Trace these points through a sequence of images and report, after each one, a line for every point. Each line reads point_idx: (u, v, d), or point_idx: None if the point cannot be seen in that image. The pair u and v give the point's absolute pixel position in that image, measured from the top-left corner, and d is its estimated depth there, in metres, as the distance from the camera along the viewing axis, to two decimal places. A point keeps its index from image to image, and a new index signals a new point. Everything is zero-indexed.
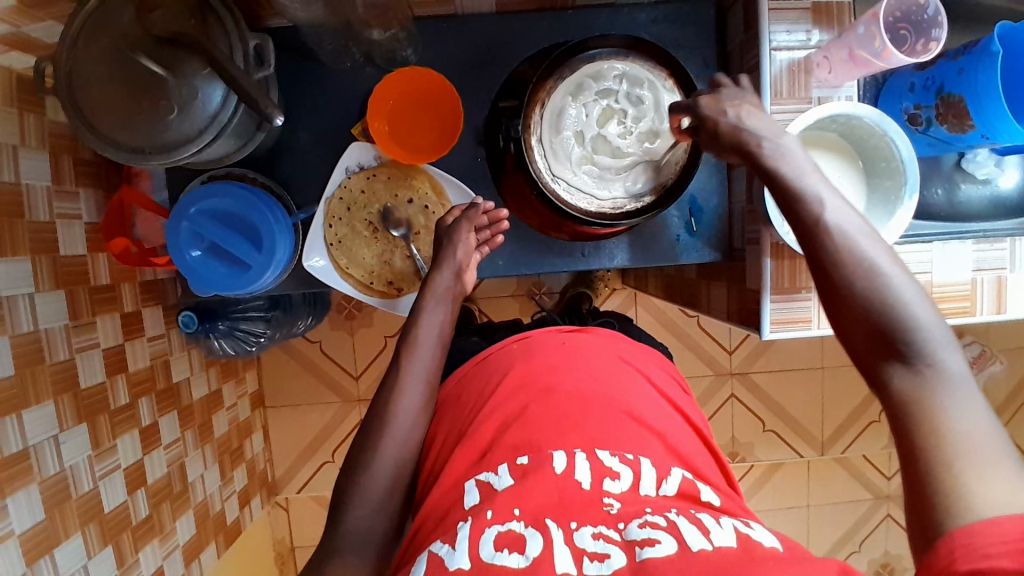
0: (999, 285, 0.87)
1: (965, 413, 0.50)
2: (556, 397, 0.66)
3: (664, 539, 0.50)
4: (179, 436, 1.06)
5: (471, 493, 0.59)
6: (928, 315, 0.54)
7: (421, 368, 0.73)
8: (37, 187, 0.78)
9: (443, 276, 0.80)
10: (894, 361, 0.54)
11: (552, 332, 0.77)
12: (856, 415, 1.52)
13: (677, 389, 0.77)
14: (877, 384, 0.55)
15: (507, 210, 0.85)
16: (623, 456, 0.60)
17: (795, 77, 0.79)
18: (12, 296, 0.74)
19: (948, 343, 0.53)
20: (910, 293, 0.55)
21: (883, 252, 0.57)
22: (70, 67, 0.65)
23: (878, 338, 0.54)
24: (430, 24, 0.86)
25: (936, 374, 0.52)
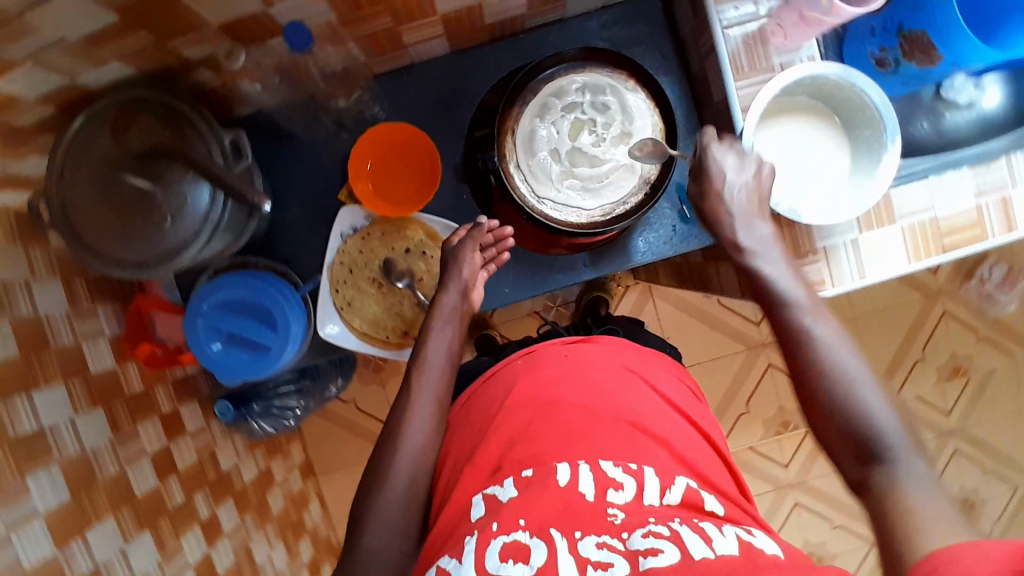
0: (1006, 207, 0.84)
1: (935, 500, 0.53)
2: (558, 411, 0.67)
3: (667, 548, 0.49)
4: (239, 521, 1.08)
5: (478, 507, 0.60)
6: (892, 423, 0.59)
7: (430, 386, 0.75)
8: (57, 315, 0.81)
9: (449, 296, 0.82)
10: (866, 461, 0.59)
11: (557, 344, 0.77)
12: (899, 359, 1.48)
13: (684, 395, 0.76)
14: (856, 483, 0.60)
15: (512, 228, 0.85)
16: (627, 466, 0.61)
17: (752, 50, 0.79)
18: (54, 425, 0.77)
19: (913, 452, 0.58)
20: (879, 403, 0.61)
21: (855, 359, 0.64)
22: (63, 200, 0.67)
23: (855, 439, 0.60)
24: (392, 79, 0.89)
25: (900, 474, 0.56)
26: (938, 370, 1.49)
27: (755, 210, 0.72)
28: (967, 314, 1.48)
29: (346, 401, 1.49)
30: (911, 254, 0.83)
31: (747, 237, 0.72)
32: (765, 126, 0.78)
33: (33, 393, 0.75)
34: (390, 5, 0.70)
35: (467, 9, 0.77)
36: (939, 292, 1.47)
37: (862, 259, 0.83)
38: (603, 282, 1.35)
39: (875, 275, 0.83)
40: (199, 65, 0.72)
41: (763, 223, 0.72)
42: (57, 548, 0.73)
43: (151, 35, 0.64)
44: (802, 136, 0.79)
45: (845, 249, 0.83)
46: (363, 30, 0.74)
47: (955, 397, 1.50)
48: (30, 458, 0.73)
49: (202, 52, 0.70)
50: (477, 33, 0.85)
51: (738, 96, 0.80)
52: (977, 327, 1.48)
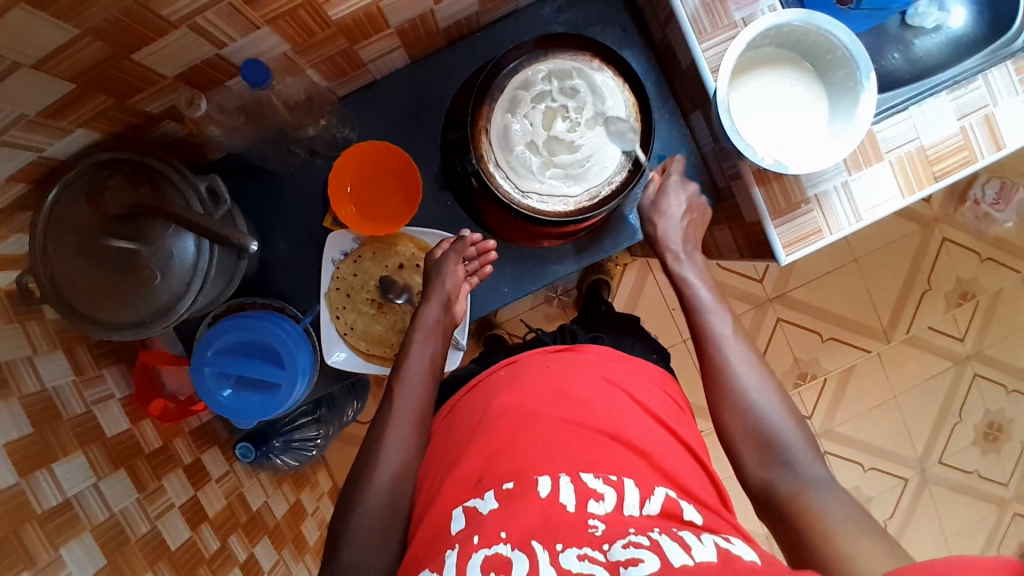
0: (990, 124, 0.83)
1: (841, 513, 0.61)
2: (538, 421, 0.68)
3: (648, 557, 0.50)
4: (277, 558, 1.08)
5: (458, 519, 0.60)
6: (793, 434, 0.69)
7: (410, 401, 0.75)
8: (64, 385, 0.81)
9: (432, 308, 0.82)
10: (777, 469, 0.67)
11: (539, 353, 0.78)
12: (906, 293, 1.48)
13: (668, 405, 0.76)
14: (758, 482, 0.68)
15: (495, 240, 0.86)
16: (607, 477, 0.61)
17: (711, 9, 0.78)
18: (79, 493, 0.77)
19: (811, 456, 0.67)
20: (780, 414, 0.70)
21: (768, 381, 0.72)
22: (51, 275, 0.66)
23: (767, 447, 0.68)
24: (357, 98, 0.88)
25: (804, 480, 0.65)
26: (946, 298, 1.48)
27: (687, 246, 0.82)
28: (966, 237, 1.48)
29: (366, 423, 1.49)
30: (903, 189, 0.82)
31: (682, 267, 0.81)
32: (735, 85, 0.77)
33: (53, 465, 0.75)
34: (341, 26, 0.69)
35: (420, 17, 0.76)
36: (935, 220, 1.47)
37: (855, 201, 0.82)
38: (601, 264, 1.34)
39: (870, 216, 0.82)
40: (162, 117, 0.72)
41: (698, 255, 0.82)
42: None
43: (110, 97, 0.63)
44: (772, 89, 0.78)
45: (837, 194, 0.82)
46: (319, 54, 0.73)
47: (967, 322, 1.49)
48: (60, 530, 0.73)
49: (163, 104, 0.69)
50: (434, 39, 0.84)
51: (705, 59, 0.79)
52: (978, 249, 1.48)
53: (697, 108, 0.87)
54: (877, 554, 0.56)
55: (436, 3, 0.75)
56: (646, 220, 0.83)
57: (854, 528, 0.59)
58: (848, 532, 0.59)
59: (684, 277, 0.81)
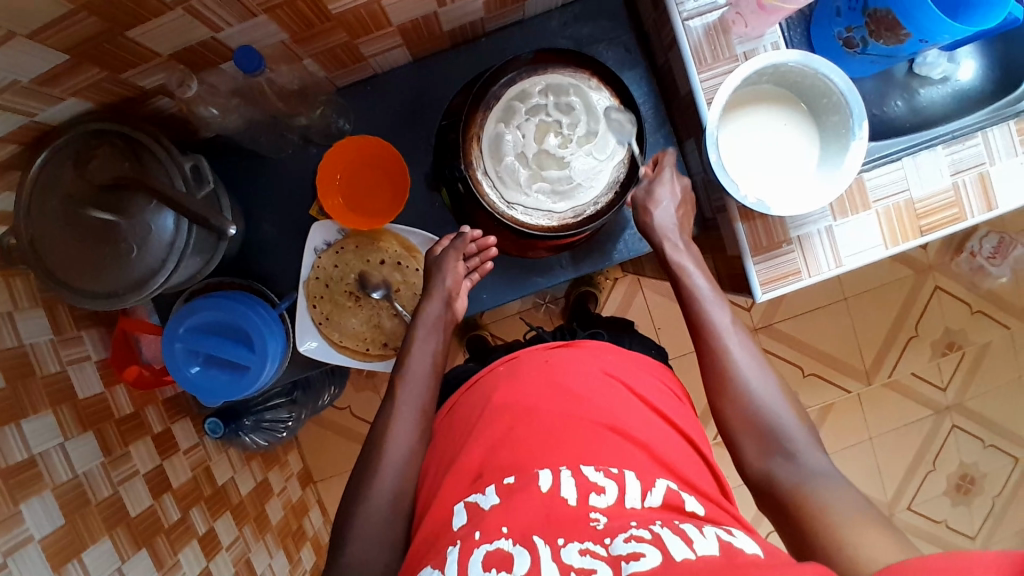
0: (983, 182, 0.82)
1: (840, 500, 0.60)
2: (537, 416, 0.67)
3: (649, 551, 0.48)
4: (238, 534, 1.09)
5: (460, 515, 0.60)
6: (796, 425, 0.68)
7: (413, 398, 0.76)
8: (41, 343, 0.82)
9: (433, 305, 0.83)
10: (779, 459, 0.67)
11: (540, 349, 0.77)
12: (892, 337, 1.48)
13: (666, 396, 0.75)
14: (759, 473, 0.68)
15: (495, 238, 0.86)
16: (608, 470, 0.60)
17: (714, 40, 0.78)
18: (45, 451, 0.78)
19: (814, 448, 0.66)
20: (780, 402, 0.70)
21: (765, 371, 0.72)
22: (32, 236, 0.67)
23: (764, 437, 0.68)
24: (356, 90, 0.88)
25: (808, 468, 0.65)
26: (932, 347, 1.48)
27: (684, 236, 0.81)
28: (958, 288, 1.47)
29: (342, 408, 1.50)
30: (887, 239, 0.82)
31: (681, 256, 0.80)
32: (729, 118, 0.77)
33: (22, 422, 0.76)
34: (342, 20, 0.70)
35: (423, 18, 0.76)
36: (929, 267, 1.46)
37: (837, 246, 0.82)
38: (590, 277, 1.34)
39: (851, 262, 0.82)
40: (156, 92, 0.72)
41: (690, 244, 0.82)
42: (54, 572, 0.74)
43: (104, 70, 0.64)
44: (767, 127, 0.78)
45: (820, 237, 0.82)
46: (318, 45, 0.73)
47: (951, 372, 1.49)
48: (21, 486, 0.74)
49: (157, 80, 0.70)
50: (436, 40, 0.85)
51: (702, 88, 0.79)
52: (970, 301, 1.47)
53: (692, 136, 0.86)
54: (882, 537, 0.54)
55: (440, 6, 0.75)
56: (640, 209, 0.82)
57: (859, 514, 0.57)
58: (850, 520, 0.57)
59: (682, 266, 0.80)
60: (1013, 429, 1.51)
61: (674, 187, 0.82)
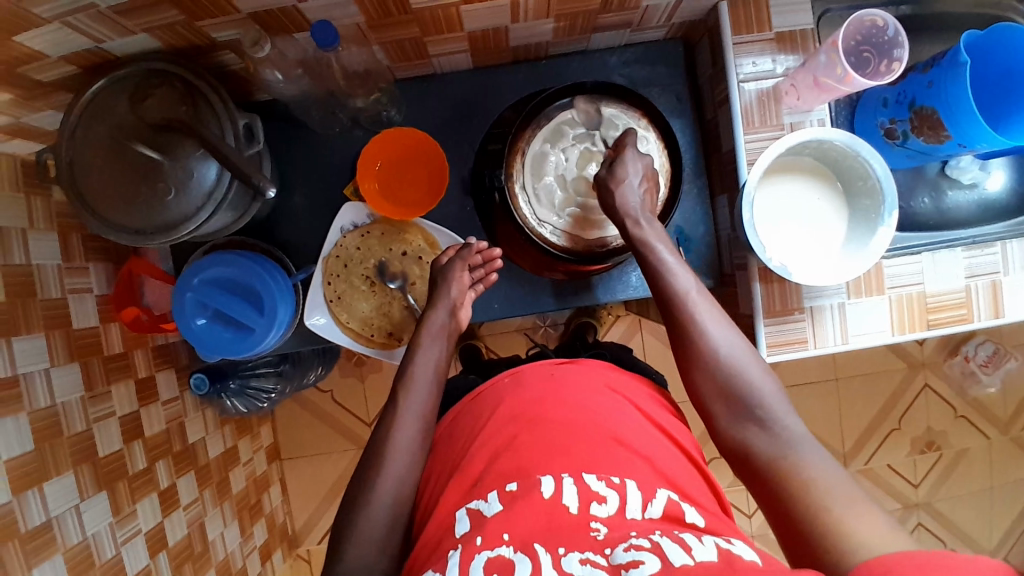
0: (995, 290, 0.85)
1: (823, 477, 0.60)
2: (543, 427, 0.67)
3: (649, 559, 0.49)
4: (197, 496, 1.07)
5: (463, 521, 0.60)
6: (766, 386, 0.68)
7: (416, 405, 0.75)
8: (48, 266, 0.83)
9: (438, 315, 0.83)
10: (753, 427, 0.67)
11: (543, 364, 0.77)
12: (875, 426, 1.49)
13: (667, 414, 0.76)
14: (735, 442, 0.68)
15: (500, 249, 0.87)
16: (610, 480, 0.61)
17: (765, 106, 0.81)
18: (29, 374, 0.78)
19: (784, 410, 0.67)
20: (751, 365, 0.69)
21: (732, 338, 0.71)
22: (71, 158, 0.68)
23: (735, 402, 0.68)
24: (412, 84, 0.90)
25: (783, 435, 0.65)
26: (912, 442, 1.50)
27: (647, 213, 0.78)
28: (947, 390, 1.50)
29: (324, 391, 1.49)
30: (895, 326, 0.84)
31: (644, 231, 0.77)
32: (765, 182, 0.79)
33: (13, 339, 0.76)
34: (419, 16, 0.72)
35: (493, 29, 0.79)
36: (923, 364, 1.49)
37: (846, 324, 0.84)
38: (594, 310, 1.35)
39: (857, 341, 0.84)
40: (223, 47, 0.73)
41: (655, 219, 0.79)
42: (13, 496, 0.73)
43: (181, 14, 0.65)
44: (801, 196, 0.80)
45: (831, 311, 0.84)
46: (389, 35, 0.75)
47: (926, 470, 1.50)
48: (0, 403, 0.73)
49: (229, 35, 0.71)
50: (500, 53, 0.87)
51: (745, 149, 0.81)
52: (956, 405, 1.50)
53: (724, 192, 0.88)
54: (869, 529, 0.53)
55: (512, 21, 0.77)
56: (602, 188, 0.79)
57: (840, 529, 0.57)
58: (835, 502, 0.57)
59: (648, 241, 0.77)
60: (977, 539, 1.52)
61: (631, 168, 0.79)
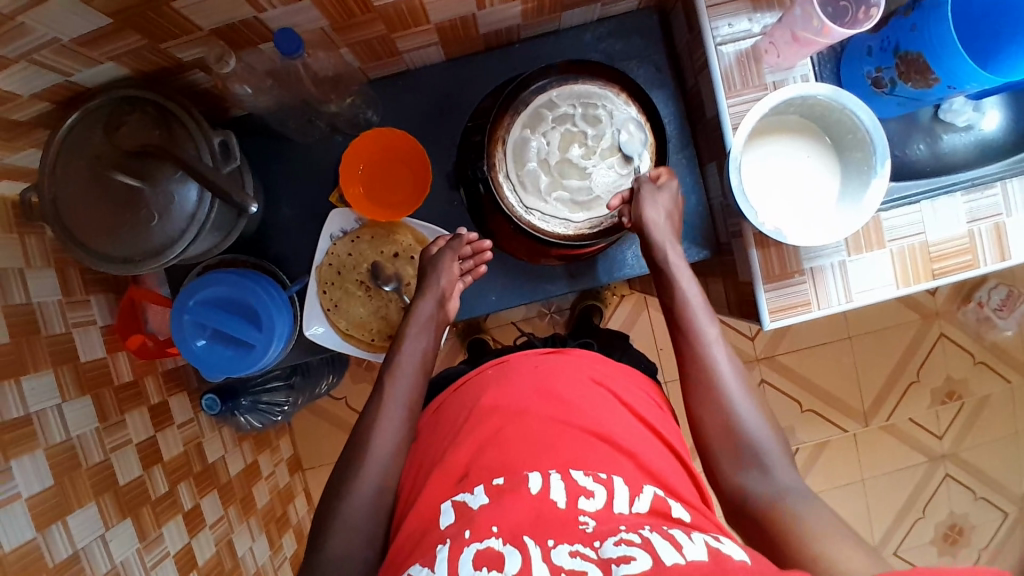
0: (999, 233, 0.83)
1: (816, 517, 0.60)
2: (527, 419, 0.68)
3: (640, 555, 0.48)
4: (222, 513, 1.08)
5: (447, 513, 0.60)
6: (772, 441, 0.69)
7: (401, 392, 0.76)
8: (49, 302, 0.83)
9: (426, 304, 0.83)
10: (752, 471, 0.67)
11: (530, 354, 0.78)
12: (893, 381, 1.47)
13: (651, 404, 0.76)
14: (732, 484, 0.68)
15: (491, 241, 0.87)
16: (597, 475, 0.61)
17: (745, 68, 0.79)
18: (42, 411, 0.79)
19: (786, 464, 0.67)
20: (760, 423, 0.70)
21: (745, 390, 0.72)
22: (53, 195, 0.68)
23: (738, 449, 0.68)
24: (386, 83, 0.89)
25: (780, 485, 0.65)
26: (932, 393, 1.47)
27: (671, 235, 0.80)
28: (964, 338, 1.47)
29: (338, 399, 1.50)
30: (899, 279, 0.83)
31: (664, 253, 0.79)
32: (754, 143, 0.78)
33: (22, 378, 0.77)
34: (382, 14, 0.71)
35: (461, 19, 0.77)
36: (936, 314, 1.46)
37: (848, 282, 0.82)
38: (597, 291, 1.34)
39: (861, 298, 0.83)
40: (192, 66, 0.73)
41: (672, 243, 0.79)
42: (38, 532, 0.74)
43: (143, 39, 0.64)
44: (788, 155, 0.79)
45: (832, 270, 0.82)
46: (356, 36, 0.74)
47: (949, 421, 1.48)
48: (15, 443, 0.74)
49: (195, 54, 0.70)
50: (471, 42, 0.86)
51: (729, 114, 0.80)
52: (974, 352, 1.47)
53: (713, 160, 0.87)
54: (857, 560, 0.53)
55: (479, 8, 0.76)
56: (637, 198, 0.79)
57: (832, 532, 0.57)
58: (826, 535, 0.57)
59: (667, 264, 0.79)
60: (1006, 484, 1.50)
61: (666, 199, 0.80)
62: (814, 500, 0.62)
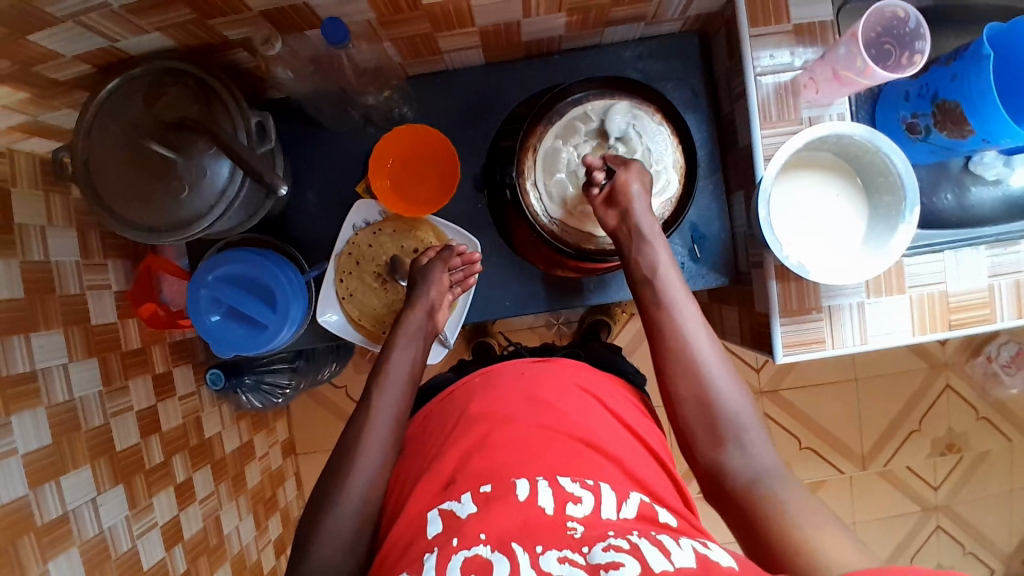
0: (1019, 289, 0.83)
1: (795, 501, 0.60)
2: (513, 427, 0.67)
3: (629, 561, 0.48)
4: (213, 490, 1.08)
5: (435, 522, 0.59)
6: (747, 412, 0.67)
7: (389, 403, 0.73)
8: (67, 263, 0.84)
9: (416, 314, 0.81)
10: (730, 447, 0.66)
11: (516, 362, 0.78)
12: (894, 427, 1.47)
13: (635, 411, 0.76)
14: (709, 462, 0.67)
15: (480, 253, 0.87)
16: (584, 481, 0.61)
17: (783, 100, 0.80)
18: (47, 368, 0.79)
19: (762, 436, 0.66)
20: (736, 392, 0.68)
21: (719, 360, 0.70)
22: (86, 156, 0.69)
23: (714, 425, 0.67)
24: (424, 81, 0.90)
25: (757, 462, 0.65)
26: (933, 444, 1.46)
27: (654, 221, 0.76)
28: (970, 392, 1.46)
29: (338, 387, 1.50)
30: (916, 326, 0.82)
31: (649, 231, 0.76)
32: (784, 179, 0.78)
33: (32, 334, 0.77)
34: (429, 12, 0.71)
35: (505, 25, 0.78)
36: (944, 365, 1.46)
37: (865, 324, 0.82)
38: (608, 307, 1.34)
39: (876, 342, 0.82)
40: (236, 44, 0.73)
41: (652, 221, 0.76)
42: (30, 489, 0.74)
43: (193, 13, 0.65)
44: (797, 184, 0.78)
45: (850, 311, 0.82)
46: (400, 31, 0.74)
47: (946, 473, 1.47)
48: (18, 398, 0.75)
49: (241, 33, 0.71)
50: (512, 48, 0.86)
51: (762, 144, 0.80)
52: (978, 407, 1.46)
53: (741, 188, 0.87)
54: (842, 548, 0.54)
55: (525, 16, 0.77)
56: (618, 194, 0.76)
57: (823, 520, 0.58)
58: (810, 524, 0.57)
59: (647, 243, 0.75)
60: (997, 542, 1.49)
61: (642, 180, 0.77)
62: (789, 484, 0.63)
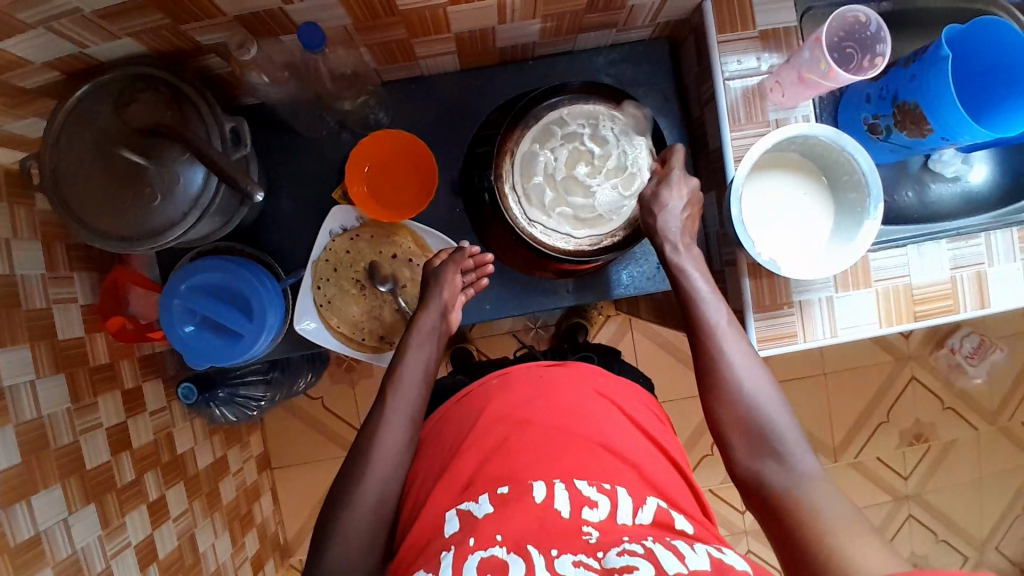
0: (980, 281, 0.86)
1: (831, 509, 0.62)
2: (532, 429, 0.68)
3: (642, 564, 0.50)
4: (187, 507, 1.06)
5: (452, 521, 0.60)
6: (789, 427, 0.70)
7: (404, 407, 0.73)
8: (32, 277, 0.81)
9: (429, 315, 0.81)
10: (770, 459, 0.69)
11: (532, 365, 0.76)
12: (864, 420, 1.51)
13: (655, 420, 0.76)
14: (749, 473, 0.70)
15: (493, 256, 0.86)
16: (600, 486, 0.62)
17: (750, 103, 0.82)
18: (14, 386, 0.76)
19: (804, 450, 0.68)
20: (779, 408, 0.71)
21: (761, 378, 0.73)
22: (54, 165, 0.67)
23: (755, 437, 0.70)
24: (399, 87, 0.90)
25: (797, 473, 0.67)
26: (901, 434, 1.51)
27: (685, 238, 0.80)
28: (935, 382, 1.52)
29: (315, 398, 1.48)
30: (883, 318, 0.85)
31: (681, 257, 0.79)
32: (759, 179, 0.80)
33: None
34: (405, 17, 0.71)
35: (481, 31, 0.79)
36: (910, 357, 1.51)
37: (835, 318, 0.85)
38: (584, 309, 1.35)
39: (846, 334, 0.85)
40: (210, 50, 0.73)
41: (693, 246, 0.80)
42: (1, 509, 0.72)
43: (167, 18, 0.64)
44: (789, 193, 0.81)
45: (820, 305, 0.85)
46: (376, 37, 0.75)
47: (915, 462, 1.52)
48: None
49: (216, 38, 0.70)
50: (487, 55, 0.87)
51: (733, 146, 0.82)
52: (944, 397, 1.52)
53: (712, 188, 0.89)
54: (877, 558, 0.56)
55: (500, 22, 0.78)
56: (644, 209, 0.80)
57: (857, 529, 0.59)
58: (845, 533, 0.59)
59: (681, 268, 0.79)
60: (965, 529, 1.54)
61: (686, 195, 0.80)
62: (822, 495, 0.64)
